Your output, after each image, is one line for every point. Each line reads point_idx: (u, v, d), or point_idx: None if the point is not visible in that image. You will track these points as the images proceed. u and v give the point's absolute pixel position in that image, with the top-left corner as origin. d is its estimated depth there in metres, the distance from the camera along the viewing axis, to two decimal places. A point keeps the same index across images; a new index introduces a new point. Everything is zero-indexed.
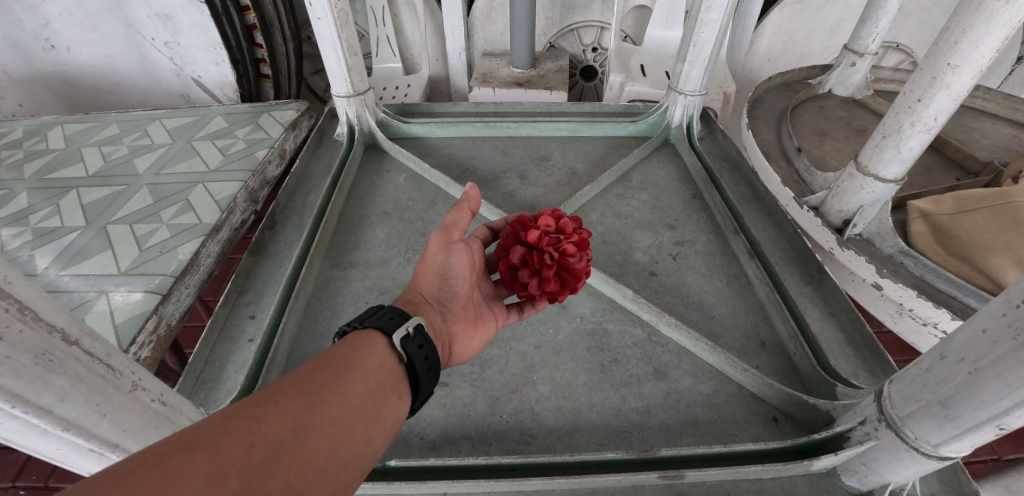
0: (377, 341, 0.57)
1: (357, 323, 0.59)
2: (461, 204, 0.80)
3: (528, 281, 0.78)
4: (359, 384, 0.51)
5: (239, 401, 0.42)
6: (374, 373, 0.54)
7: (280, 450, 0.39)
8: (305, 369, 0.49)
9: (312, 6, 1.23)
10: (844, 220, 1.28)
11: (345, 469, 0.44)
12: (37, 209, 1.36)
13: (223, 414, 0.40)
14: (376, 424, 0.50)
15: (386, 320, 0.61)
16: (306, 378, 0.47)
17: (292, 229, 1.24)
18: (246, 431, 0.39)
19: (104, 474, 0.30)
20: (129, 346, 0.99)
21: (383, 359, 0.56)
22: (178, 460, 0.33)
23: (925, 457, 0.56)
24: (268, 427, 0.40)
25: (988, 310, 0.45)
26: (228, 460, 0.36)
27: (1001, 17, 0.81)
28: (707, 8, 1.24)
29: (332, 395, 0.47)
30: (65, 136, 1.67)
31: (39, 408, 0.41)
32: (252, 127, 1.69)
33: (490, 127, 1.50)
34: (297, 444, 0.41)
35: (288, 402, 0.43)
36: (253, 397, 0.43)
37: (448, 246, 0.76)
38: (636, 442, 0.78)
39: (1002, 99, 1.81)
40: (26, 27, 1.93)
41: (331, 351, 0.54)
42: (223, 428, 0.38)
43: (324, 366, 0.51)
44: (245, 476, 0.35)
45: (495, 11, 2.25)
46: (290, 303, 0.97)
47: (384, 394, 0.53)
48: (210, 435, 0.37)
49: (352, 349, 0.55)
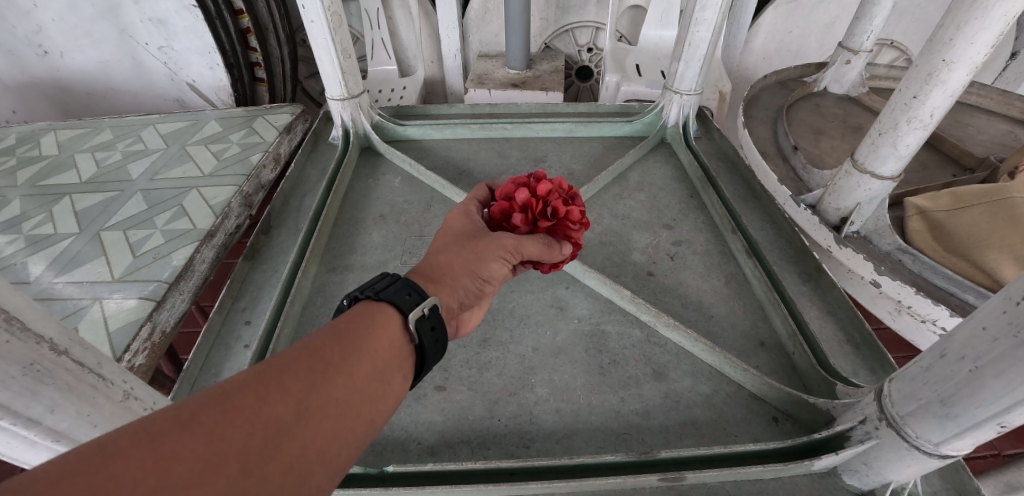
0: (389, 322, 0.50)
1: (372, 293, 0.51)
2: (548, 242, 0.77)
3: (522, 225, 0.80)
4: (367, 365, 0.45)
5: (242, 373, 0.37)
6: (385, 354, 0.47)
7: (282, 432, 0.35)
8: (313, 341, 0.43)
9: (305, 9, 1.22)
10: (841, 217, 1.28)
11: (346, 451, 0.41)
12: (30, 216, 1.35)
13: (222, 388, 0.35)
14: (381, 405, 0.45)
15: (403, 296, 0.52)
16: (312, 354, 0.42)
17: (287, 233, 1.24)
18: (248, 411, 0.34)
19: (96, 451, 0.27)
20: (122, 354, 0.98)
21: (395, 340, 0.49)
22: (167, 443, 0.29)
23: (926, 456, 0.56)
24: (271, 406, 0.36)
25: (988, 307, 0.45)
26: (226, 442, 0.32)
27: (996, 13, 0.82)
28: (702, 7, 1.24)
29: (339, 376, 0.42)
30: (58, 143, 1.66)
31: (28, 420, 0.41)
32: (245, 132, 1.68)
33: (484, 129, 1.49)
34: (299, 427, 0.37)
35: (293, 380, 0.39)
36: (256, 369, 0.38)
37: (505, 260, 0.70)
38: (636, 444, 0.77)
39: (997, 95, 1.81)
40: (18, 32, 1.91)
41: (341, 323, 0.47)
42: (223, 405, 0.33)
43: (332, 341, 0.44)
44: (243, 462, 0.32)
45: (490, 12, 2.25)
46: (285, 308, 0.96)
47: (391, 376, 0.47)
48: (209, 413, 0.32)
49: (364, 326, 0.47)
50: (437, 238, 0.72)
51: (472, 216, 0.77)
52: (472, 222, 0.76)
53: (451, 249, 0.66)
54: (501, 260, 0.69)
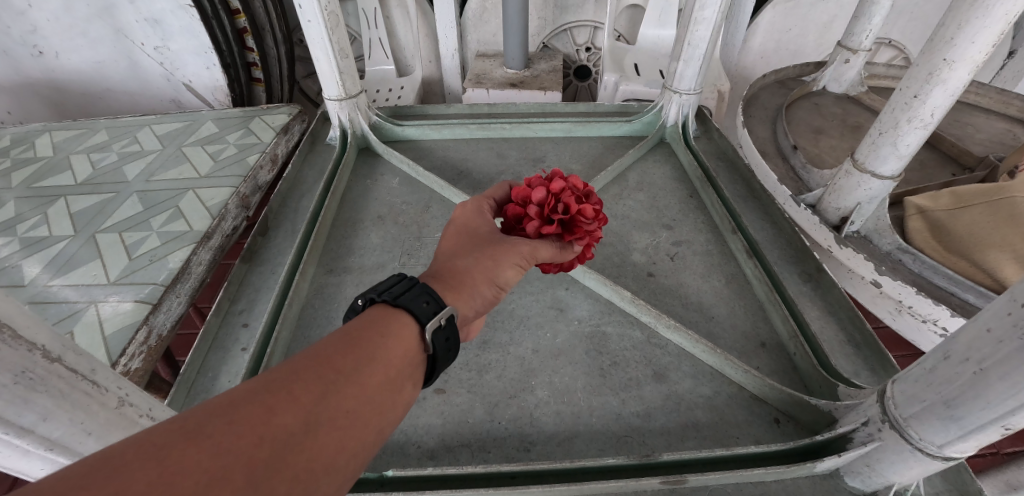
0: (404, 329, 0.49)
1: (387, 297, 0.51)
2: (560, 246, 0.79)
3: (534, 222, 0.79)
4: (379, 374, 0.44)
5: (252, 383, 0.36)
6: (398, 364, 0.46)
7: (290, 443, 0.34)
8: (324, 350, 0.43)
9: (301, 9, 1.21)
10: (841, 217, 1.28)
11: (355, 460, 0.40)
12: (25, 218, 1.34)
13: (231, 397, 0.35)
14: (391, 415, 0.44)
15: (419, 303, 0.51)
16: (323, 364, 0.41)
17: (285, 235, 1.23)
18: (256, 422, 0.34)
19: (103, 464, 0.26)
20: (118, 358, 0.97)
21: (408, 348, 0.48)
22: (173, 456, 0.28)
23: (930, 458, 0.55)
24: (280, 417, 0.35)
25: (993, 309, 0.44)
26: (233, 453, 0.31)
27: (997, 12, 0.81)
28: (701, 6, 1.23)
29: (350, 386, 0.41)
30: (53, 144, 1.65)
31: (20, 429, 0.40)
32: (242, 133, 1.67)
33: (483, 129, 1.49)
34: (307, 438, 0.36)
35: (303, 391, 0.38)
36: (266, 378, 0.38)
37: (520, 266, 0.69)
38: (637, 446, 0.77)
39: (995, 94, 1.82)
40: (12, 32, 1.89)
41: (354, 331, 0.46)
42: (231, 417, 0.33)
43: (343, 350, 0.43)
44: (250, 474, 0.31)
45: (488, 11, 2.24)
46: (284, 310, 0.95)
47: (402, 384, 0.46)
48: (217, 424, 0.32)
49: (377, 334, 0.46)
50: (446, 241, 0.70)
51: (483, 216, 0.75)
52: (485, 223, 0.73)
53: (465, 253, 0.65)
54: (516, 266, 0.68)
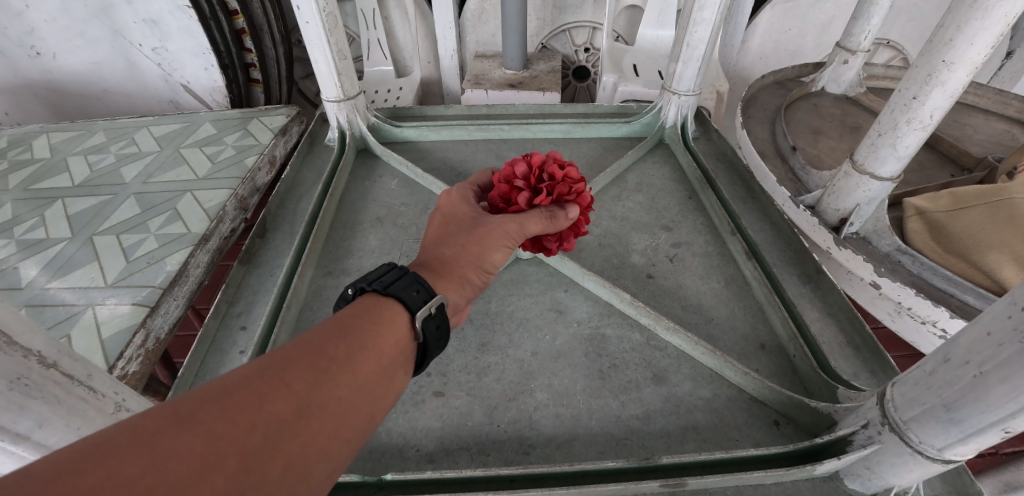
0: (396, 318, 0.49)
1: (379, 286, 0.50)
2: (551, 214, 0.78)
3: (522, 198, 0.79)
4: (372, 363, 0.43)
5: (244, 370, 0.36)
6: (390, 353, 0.46)
7: (282, 430, 0.34)
8: (317, 338, 0.42)
9: (300, 10, 1.21)
10: (840, 218, 1.28)
11: (348, 447, 0.39)
12: (22, 220, 1.33)
13: (223, 385, 0.34)
14: (383, 403, 0.44)
15: (410, 293, 0.51)
16: (316, 352, 0.41)
17: (283, 236, 1.22)
18: (247, 409, 0.33)
19: (92, 449, 0.26)
20: (115, 361, 0.97)
21: (401, 338, 0.48)
22: (165, 441, 0.28)
23: (930, 460, 0.55)
24: (272, 404, 0.35)
25: (993, 312, 0.44)
26: (224, 440, 0.31)
27: (995, 13, 0.81)
28: (700, 7, 1.23)
29: (343, 374, 0.41)
30: (50, 146, 1.64)
31: (16, 435, 0.40)
32: (240, 134, 1.67)
33: (482, 130, 1.49)
34: (299, 425, 0.35)
35: (296, 378, 0.37)
36: (258, 366, 0.37)
37: (508, 247, 0.70)
38: (637, 449, 0.77)
39: (994, 94, 1.82)
40: (9, 34, 1.88)
41: (346, 319, 0.46)
42: (222, 403, 0.32)
43: (336, 338, 0.43)
44: (242, 461, 0.31)
45: (486, 12, 2.24)
46: (282, 313, 0.95)
47: (394, 373, 0.46)
48: (208, 411, 0.31)
49: (370, 323, 0.46)
50: (432, 230, 0.70)
51: (467, 200, 0.74)
52: (471, 208, 0.73)
53: (452, 240, 0.65)
54: (504, 248, 0.68)
